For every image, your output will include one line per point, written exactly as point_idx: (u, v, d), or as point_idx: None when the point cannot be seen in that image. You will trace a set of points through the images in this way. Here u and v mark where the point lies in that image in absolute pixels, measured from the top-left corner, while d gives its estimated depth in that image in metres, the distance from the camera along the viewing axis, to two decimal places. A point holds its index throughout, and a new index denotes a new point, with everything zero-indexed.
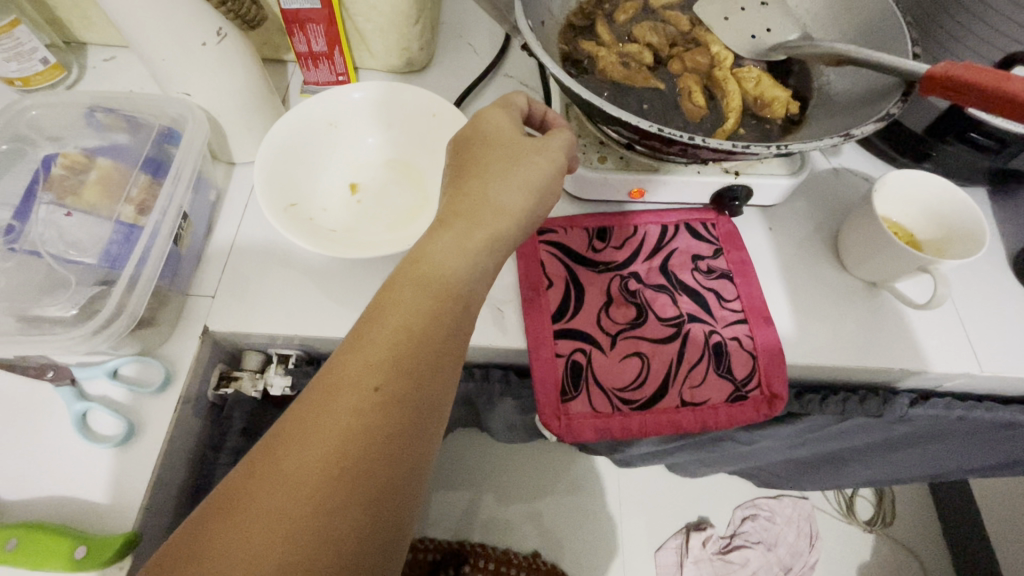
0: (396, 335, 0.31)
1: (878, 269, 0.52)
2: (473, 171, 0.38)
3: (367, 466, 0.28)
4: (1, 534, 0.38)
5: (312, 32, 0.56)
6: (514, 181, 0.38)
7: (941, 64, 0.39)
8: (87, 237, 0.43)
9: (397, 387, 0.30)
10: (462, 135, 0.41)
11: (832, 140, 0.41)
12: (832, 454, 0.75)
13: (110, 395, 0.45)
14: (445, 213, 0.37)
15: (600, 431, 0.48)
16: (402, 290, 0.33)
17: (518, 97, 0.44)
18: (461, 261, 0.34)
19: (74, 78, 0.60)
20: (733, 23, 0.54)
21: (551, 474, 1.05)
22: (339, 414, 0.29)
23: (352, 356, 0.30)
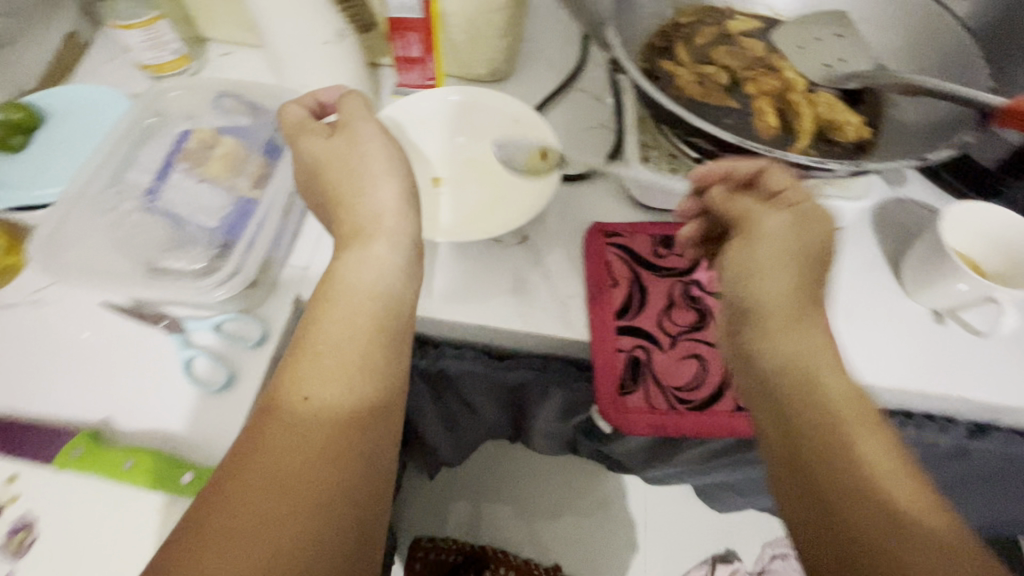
0: (320, 350, 0.37)
1: (941, 296, 0.53)
2: (334, 200, 0.44)
3: (315, 468, 0.32)
4: (117, 455, 0.43)
5: (411, 39, 0.61)
6: (372, 185, 0.43)
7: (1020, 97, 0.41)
8: (211, 203, 0.48)
9: (330, 392, 0.35)
10: (305, 174, 0.45)
11: (908, 163, 0.43)
12: None
13: (211, 345, 0.50)
14: (340, 244, 0.42)
15: (655, 427, 0.50)
16: (324, 315, 0.38)
17: (290, 108, 0.47)
18: (367, 272, 0.40)
19: (196, 68, 0.68)
20: (809, 51, 0.57)
21: (583, 483, 1.06)
22: (279, 431, 0.33)
23: (286, 378, 0.36)
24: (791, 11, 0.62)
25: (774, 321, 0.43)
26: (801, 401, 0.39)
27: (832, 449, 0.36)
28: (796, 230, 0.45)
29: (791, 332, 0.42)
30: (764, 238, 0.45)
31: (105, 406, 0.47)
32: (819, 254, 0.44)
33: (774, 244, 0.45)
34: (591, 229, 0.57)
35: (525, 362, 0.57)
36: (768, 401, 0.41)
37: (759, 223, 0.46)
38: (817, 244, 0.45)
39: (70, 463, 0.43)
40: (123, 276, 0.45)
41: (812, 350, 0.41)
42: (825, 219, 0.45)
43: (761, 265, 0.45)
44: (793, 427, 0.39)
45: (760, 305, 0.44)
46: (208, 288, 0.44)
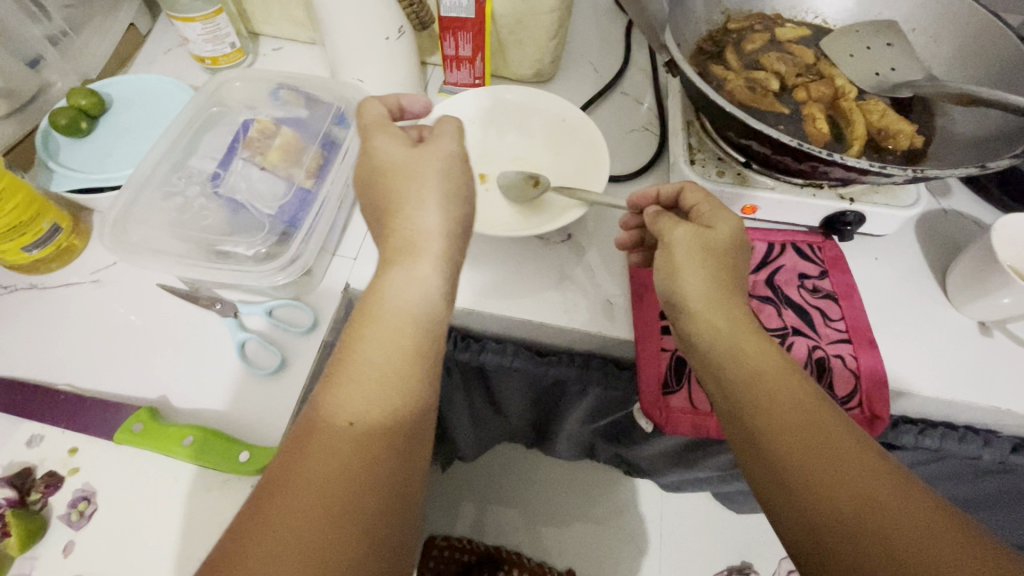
0: (363, 372, 0.36)
1: (988, 309, 0.52)
2: (391, 207, 0.41)
3: (354, 495, 0.33)
4: (178, 431, 0.44)
5: (463, 38, 0.62)
6: (431, 199, 0.40)
7: None
8: (271, 191, 0.50)
9: (373, 418, 0.35)
10: (364, 174, 0.43)
11: (967, 170, 0.43)
12: None
13: (264, 330, 0.51)
14: (388, 252, 0.40)
15: (696, 426, 0.50)
16: (365, 331, 0.37)
17: (368, 105, 0.46)
18: (412, 289, 0.38)
19: (250, 62, 0.69)
20: (859, 60, 0.57)
21: (603, 485, 1.06)
22: (318, 457, 0.33)
23: (328, 396, 0.35)
24: (842, 19, 0.61)
25: (715, 338, 0.41)
26: (764, 419, 0.37)
27: (802, 468, 0.34)
28: (711, 236, 0.44)
29: (723, 341, 0.40)
30: (677, 256, 0.43)
31: (162, 384, 0.48)
32: (732, 251, 0.44)
33: (688, 255, 0.43)
34: None
35: (566, 359, 0.58)
36: (735, 424, 0.39)
37: (668, 241, 0.44)
38: (730, 243, 0.44)
39: (130, 438, 0.44)
40: (187, 259, 0.46)
41: (741, 357, 0.39)
42: (725, 221, 0.44)
43: (682, 281, 0.43)
44: (768, 449, 0.36)
45: (700, 324, 0.42)
46: (270, 273, 0.45)
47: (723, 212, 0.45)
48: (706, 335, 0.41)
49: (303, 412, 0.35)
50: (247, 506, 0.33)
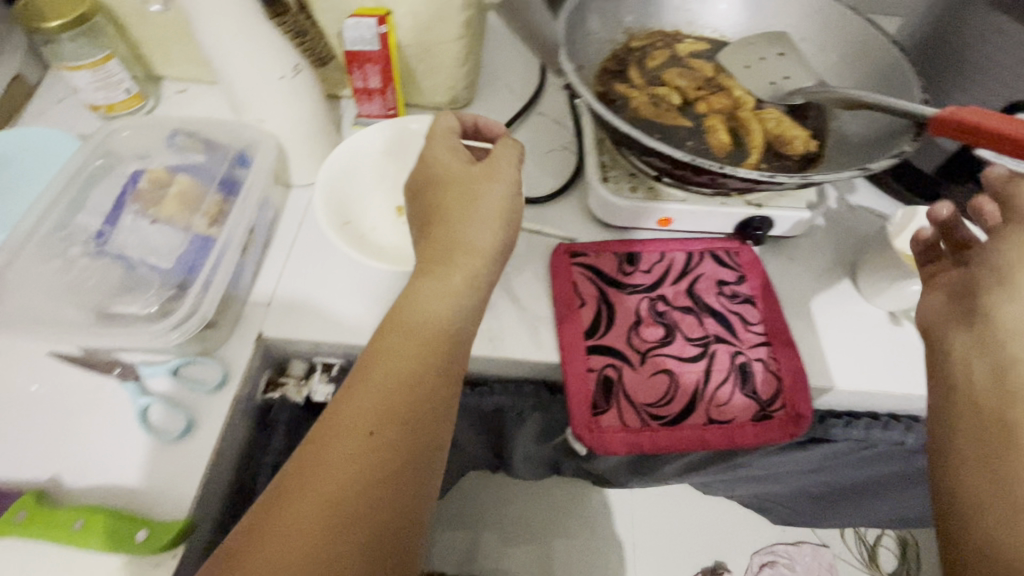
0: (386, 382, 0.37)
1: (898, 297, 0.55)
2: (439, 217, 0.44)
3: (366, 503, 0.33)
4: (68, 515, 0.41)
5: (370, 70, 0.61)
6: (477, 218, 0.43)
7: (949, 108, 0.43)
8: (165, 244, 0.47)
9: (393, 430, 0.35)
10: (418, 182, 0.47)
11: (849, 174, 0.45)
12: (851, 487, 0.76)
13: (168, 392, 0.48)
14: (425, 262, 0.42)
15: (631, 445, 0.50)
16: (391, 341, 0.39)
17: (448, 118, 0.49)
18: (441, 304, 0.40)
19: (151, 107, 0.66)
20: (754, 70, 0.59)
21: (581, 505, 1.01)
22: (337, 460, 0.34)
23: (350, 404, 0.36)
24: (740, 31, 0.64)
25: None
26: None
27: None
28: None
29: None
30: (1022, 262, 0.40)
31: (52, 463, 0.45)
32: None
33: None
34: (557, 249, 0.57)
35: (498, 388, 0.57)
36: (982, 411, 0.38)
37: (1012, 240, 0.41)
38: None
39: (11, 529, 0.40)
40: (71, 325, 0.43)
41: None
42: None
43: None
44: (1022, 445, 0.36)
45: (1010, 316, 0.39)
46: (164, 331, 0.43)
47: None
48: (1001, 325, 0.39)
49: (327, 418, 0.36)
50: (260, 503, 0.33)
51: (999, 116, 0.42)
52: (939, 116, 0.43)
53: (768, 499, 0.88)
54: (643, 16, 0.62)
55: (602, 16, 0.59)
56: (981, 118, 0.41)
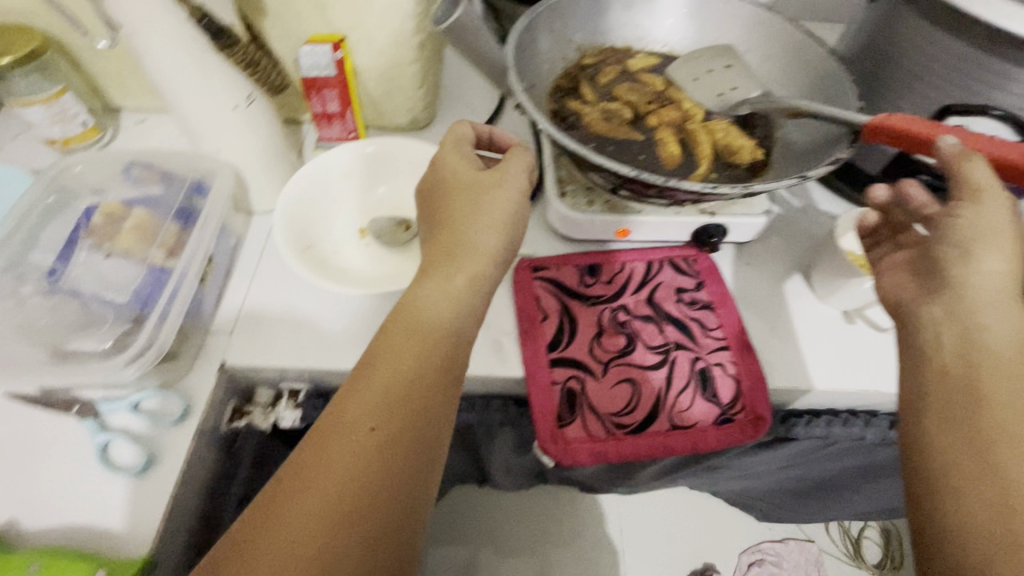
0: (389, 379, 0.37)
1: (849, 297, 0.56)
2: (444, 220, 0.45)
3: (367, 498, 0.33)
4: (23, 560, 0.40)
5: (328, 96, 0.62)
6: (481, 220, 0.44)
7: (878, 117, 0.45)
8: (120, 278, 0.47)
9: (396, 427, 0.36)
10: (426, 186, 0.47)
11: (788, 182, 0.47)
12: (825, 481, 0.77)
13: (129, 427, 0.48)
14: (430, 263, 0.43)
15: (598, 455, 0.50)
16: (394, 339, 0.39)
17: (463, 127, 0.50)
18: (444, 303, 0.41)
19: (109, 139, 0.66)
20: (703, 81, 0.61)
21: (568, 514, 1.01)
22: (339, 454, 0.34)
23: (355, 401, 0.37)
24: (688, 44, 0.65)
25: (990, 329, 0.38)
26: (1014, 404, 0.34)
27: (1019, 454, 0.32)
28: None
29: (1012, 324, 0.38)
30: (987, 239, 0.40)
31: (11, 506, 0.44)
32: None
33: (994, 242, 0.40)
34: (519, 264, 0.58)
35: (466, 406, 0.57)
36: (956, 389, 0.37)
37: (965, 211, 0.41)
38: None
39: None
40: (25, 365, 0.43)
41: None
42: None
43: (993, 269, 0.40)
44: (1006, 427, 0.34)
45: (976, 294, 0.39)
46: (120, 366, 0.43)
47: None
48: (967, 298, 0.39)
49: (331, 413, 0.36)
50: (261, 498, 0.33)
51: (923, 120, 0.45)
52: (870, 124, 0.45)
53: (748, 496, 0.89)
54: (594, 33, 0.63)
55: (553, 36, 0.60)
56: (910, 122, 0.44)
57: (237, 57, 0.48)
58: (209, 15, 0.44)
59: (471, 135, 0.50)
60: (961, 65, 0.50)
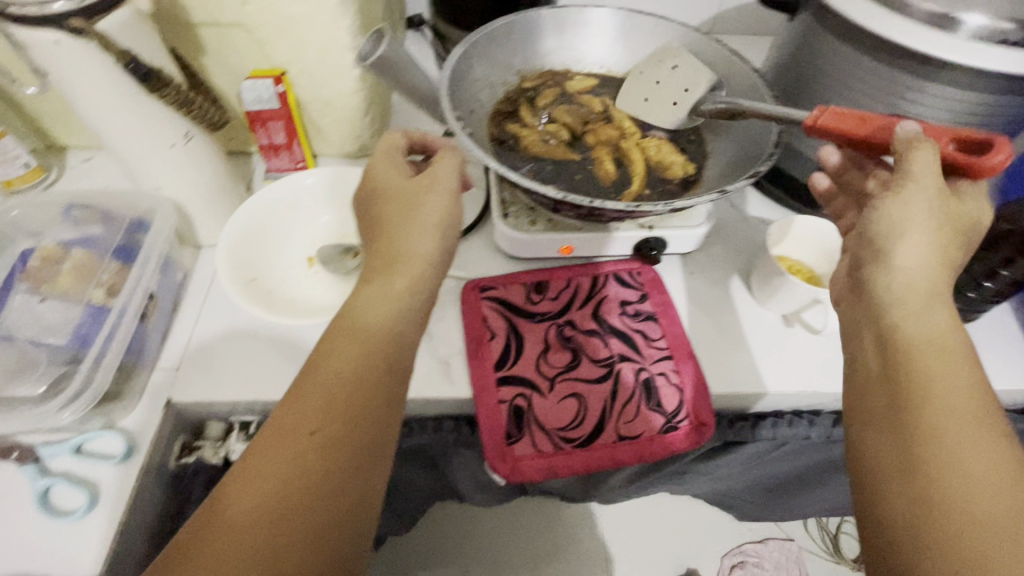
0: (329, 383, 0.37)
1: (784, 302, 0.58)
2: (383, 229, 0.45)
3: (309, 502, 0.34)
4: None
5: (273, 128, 0.63)
6: (417, 228, 0.44)
7: (814, 114, 0.44)
8: (60, 320, 0.47)
9: (335, 430, 0.36)
10: (364, 195, 0.47)
11: (709, 197, 0.49)
12: (789, 480, 0.79)
13: (71, 469, 0.47)
14: (370, 270, 0.43)
15: (547, 470, 0.51)
16: (336, 344, 0.40)
17: (396, 136, 0.50)
18: (384, 307, 0.41)
19: (53, 178, 0.65)
20: (654, 95, 0.62)
21: (548, 528, 1.01)
22: (278, 461, 0.34)
23: (296, 405, 0.37)
24: (625, 64, 0.67)
25: (915, 328, 0.36)
26: (945, 411, 0.33)
27: (952, 466, 0.31)
28: (962, 224, 0.40)
29: (939, 324, 0.36)
30: (913, 223, 0.39)
31: None
32: (962, 242, 0.40)
33: (919, 233, 0.38)
34: (466, 286, 0.59)
35: (417, 428, 0.57)
36: (884, 400, 0.35)
37: (902, 202, 0.39)
38: (958, 230, 0.40)
39: None
40: None
41: (946, 341, 0.36)
42: (953, 209, 0.39)
43: (917, 264, 0.38)
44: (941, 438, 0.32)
45: (904, 293, 0.38)
46: (54, 410, 0.43)
47: (971, 202, 0.41)
48: (891, 298, 0.38)
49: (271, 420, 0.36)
50: (203, 510, 0.33)
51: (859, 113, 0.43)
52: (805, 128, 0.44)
53: (720, 496, 0.91)
54: (532, 58, 0.66)
55: (490, 63, 0.62)
56: (840, 122, 0.43)
57: (170, 99, 0.47)
58: (135, 58, 0.43)
59: (404, 145, 0.50)
60: (871, 78, 0.53)
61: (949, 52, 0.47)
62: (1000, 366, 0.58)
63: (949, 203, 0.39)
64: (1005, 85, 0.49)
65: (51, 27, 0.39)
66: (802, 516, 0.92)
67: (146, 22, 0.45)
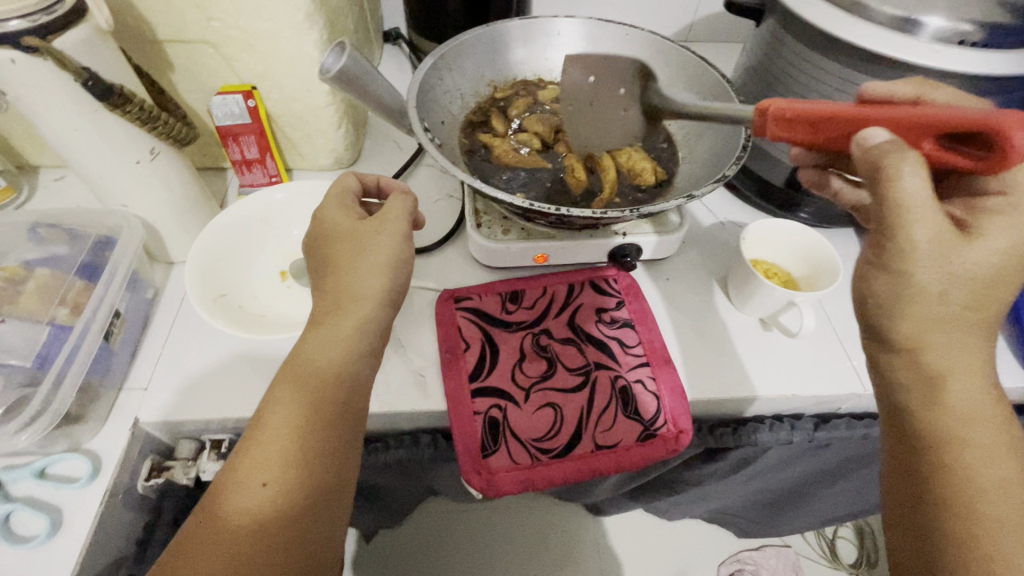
0: (280, 430, 0.37)
1: (761, 306, 0.58)
2: (330, 269, 0.44)
3: (263, 555, 0.34)
4: None
5: (244, 142, 0.63)
6: (364, 267, 0.43)
7: (757, 111, 0.40)
8: (22, 340, 0.47)
9: (288, 477, 0.36)
10: (312, 236, 0.46)
11: (676, 202, 0.49)
12: (783, 492, 0.77)
13: (34, 494, 0.46)
14: (319, 311, 0.42)
15: (523, 482, 0.51)
16: (286, 388, 0.39)
17: (349, 178, 0.50)
18: (333, 349, 0.40)
19: (23, 198, 0.64)
20: (600, 102, 0.53)
21: (542, 540, 0.99)
22: (231, 515, 0.34)
23: (245, 456, 0.36)
24: None
25: (943, 403, 0.34)
26: (975, 470, 0.33)
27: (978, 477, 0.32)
28: (1005, 264, 0.33)
29: (972, 400, 0.34)
30: (922, 298, 0.33)
31: None
32: (1015, 274, 0.34)
33: (938, 308, 0.33)
34: (441, 296, 0.59)
35: (393, 442, 0.57)
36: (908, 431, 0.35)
37: (907, 273, 0.33)
38: (996, 271, 0.33)
39: None
40: None
41: (977, 414, 0.34)
42: (974, 260, 0.33)
43: (938, 340, 0.34)
44: (971, 530, 0.32)
45: (921, 371, 0.34)
46: (11, 433, 0.42)
47: (1011, 222, 0.34)
48: (905, 372, 0.35)
49: (222, 475, 0.36)
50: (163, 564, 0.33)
51: (814, 116, 0.37)
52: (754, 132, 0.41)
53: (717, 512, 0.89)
54: (502, 69, 0.66)
55: (460, 74, 0.62)
56: (792, 133, 0.39)
57: (133, 116, 0.47)
58: (94, 75, 0.43)
59: (357, 187, 0.51)
60: (838, 82, 0.53)
61: (910, 52, 0.47)
62: None
63: (959, 256, 0.33)
64: (968, 85, 0.49)
65: (5, 45, 0.39)
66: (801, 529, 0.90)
67: (106, 39, 0.45)
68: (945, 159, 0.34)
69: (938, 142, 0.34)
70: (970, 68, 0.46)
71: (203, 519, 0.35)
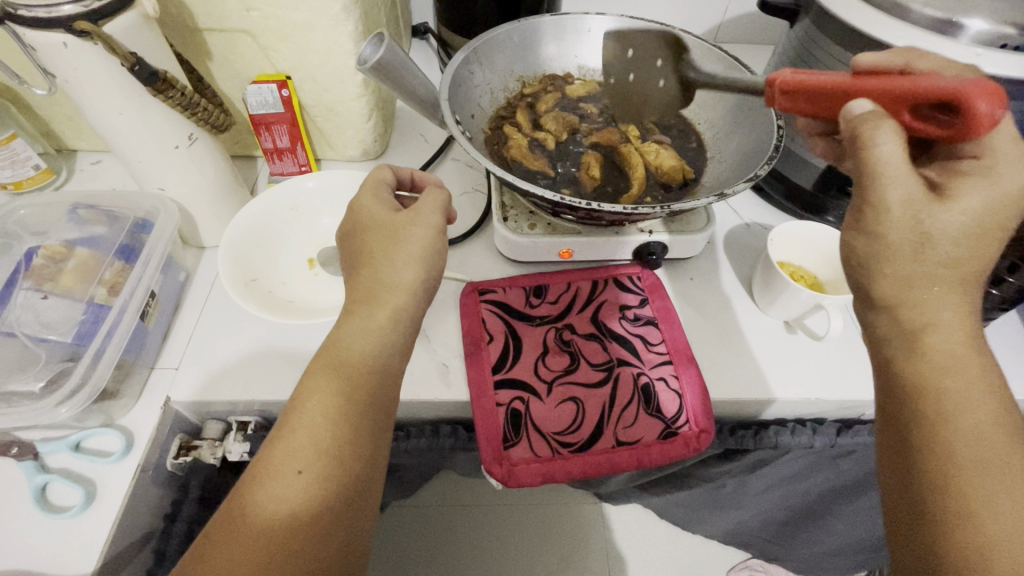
0: (314, 419, 0.38)
1: (786, 309, 0.58)
2: (365, 259, 0.45)
3: (302, 544, 0.34)
4: None
5: (277, 131, 0.64)
6: (399, 259, 0.43)
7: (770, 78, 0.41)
8: (62, 316, 0.48)
9: (320, 468, 0.36)
10: (349, 227, 0.47)
11: (707, 200, 0.48)
12: (802, 510, 0.76)
13: (69, 466, 0.48)
14: (352, 302, 0.43)
15: (543, 475, 0.51)
16: (319, 377, 0.39)
17: (384, 171, 0.51)
18: (366, 340, 0.41)
19: (62, 179, 0.66)
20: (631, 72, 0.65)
21: (551, 536, 0.99)
22: (266, 504, 0.35)
23: (280, 443, 0.37)
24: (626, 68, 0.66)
25: (921, 358, 0.33)
26: (952, 415, 0.32)
27: (957, 421, 0.32)
28: (977, 227, 0.32)
29: (952, 348, 0.33)
30: (894, 259, 0.33)
31: None
32: (989, 235, 0.33)
33: (909, 266, 0.33)
34: (465, 289, 0.59)
35: (415, 432, 0.57)
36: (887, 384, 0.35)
37: (879, 236, 0.33)
38: (972, 234, 0.33)
39: None
40: None
41: (960, 367, 0.33)
42: (946, 223, 0.32)
43: (913, 296, 0.33)
44: (948, 476, 0.31)
45: (902, 327, 0.34)
46: (52, 406, 0.44)
47: (986, 184, 0.33)
48: (887, 328, 0.35)
49: (258, 459, 0.37)
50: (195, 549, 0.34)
51: (810, 89, 0.39)
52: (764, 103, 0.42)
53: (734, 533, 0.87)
54: (533, 64, 0.66)
55: (491, 69, 0.63)
56: (788, 103, 0.40)
57: (174, 101, 0.47)
58: (140, 60, 0.43)
59: (392, 180, 0.51)
60: None
61: (952, 54, 0.46)
62: (1009, 376, 0.57)
63: (932, 218, 0.32)
64: (1010, 89, 0.48)
65: (59, 30, 0.40)
66: (822, 558, 0.87)
67: (151, 26, 0.46)
68: (921, 129, 0.34)
69: (917, 113, 0.34)
70: (1012, 72, 0.45)
71: (236, 506, 0.35)
